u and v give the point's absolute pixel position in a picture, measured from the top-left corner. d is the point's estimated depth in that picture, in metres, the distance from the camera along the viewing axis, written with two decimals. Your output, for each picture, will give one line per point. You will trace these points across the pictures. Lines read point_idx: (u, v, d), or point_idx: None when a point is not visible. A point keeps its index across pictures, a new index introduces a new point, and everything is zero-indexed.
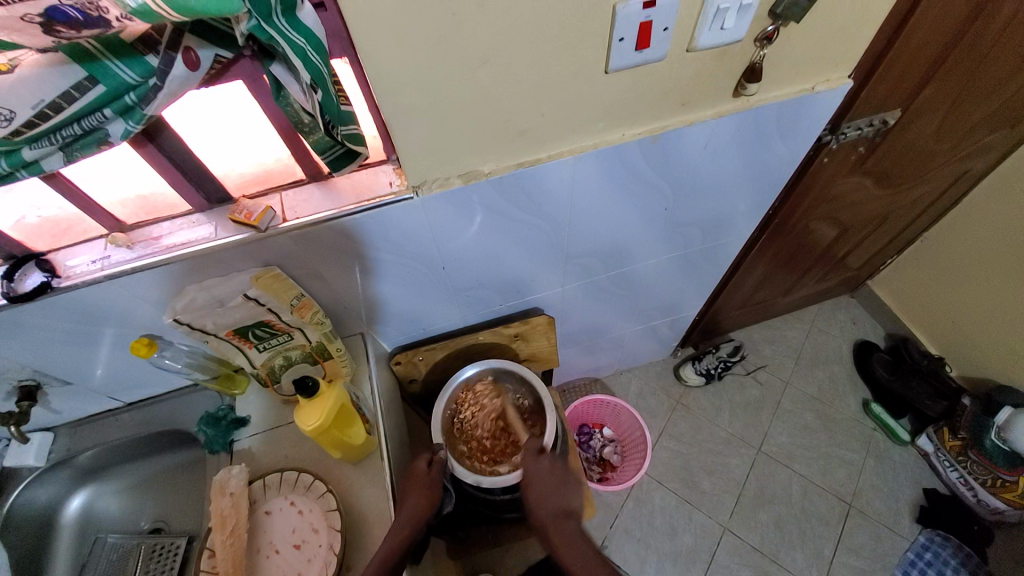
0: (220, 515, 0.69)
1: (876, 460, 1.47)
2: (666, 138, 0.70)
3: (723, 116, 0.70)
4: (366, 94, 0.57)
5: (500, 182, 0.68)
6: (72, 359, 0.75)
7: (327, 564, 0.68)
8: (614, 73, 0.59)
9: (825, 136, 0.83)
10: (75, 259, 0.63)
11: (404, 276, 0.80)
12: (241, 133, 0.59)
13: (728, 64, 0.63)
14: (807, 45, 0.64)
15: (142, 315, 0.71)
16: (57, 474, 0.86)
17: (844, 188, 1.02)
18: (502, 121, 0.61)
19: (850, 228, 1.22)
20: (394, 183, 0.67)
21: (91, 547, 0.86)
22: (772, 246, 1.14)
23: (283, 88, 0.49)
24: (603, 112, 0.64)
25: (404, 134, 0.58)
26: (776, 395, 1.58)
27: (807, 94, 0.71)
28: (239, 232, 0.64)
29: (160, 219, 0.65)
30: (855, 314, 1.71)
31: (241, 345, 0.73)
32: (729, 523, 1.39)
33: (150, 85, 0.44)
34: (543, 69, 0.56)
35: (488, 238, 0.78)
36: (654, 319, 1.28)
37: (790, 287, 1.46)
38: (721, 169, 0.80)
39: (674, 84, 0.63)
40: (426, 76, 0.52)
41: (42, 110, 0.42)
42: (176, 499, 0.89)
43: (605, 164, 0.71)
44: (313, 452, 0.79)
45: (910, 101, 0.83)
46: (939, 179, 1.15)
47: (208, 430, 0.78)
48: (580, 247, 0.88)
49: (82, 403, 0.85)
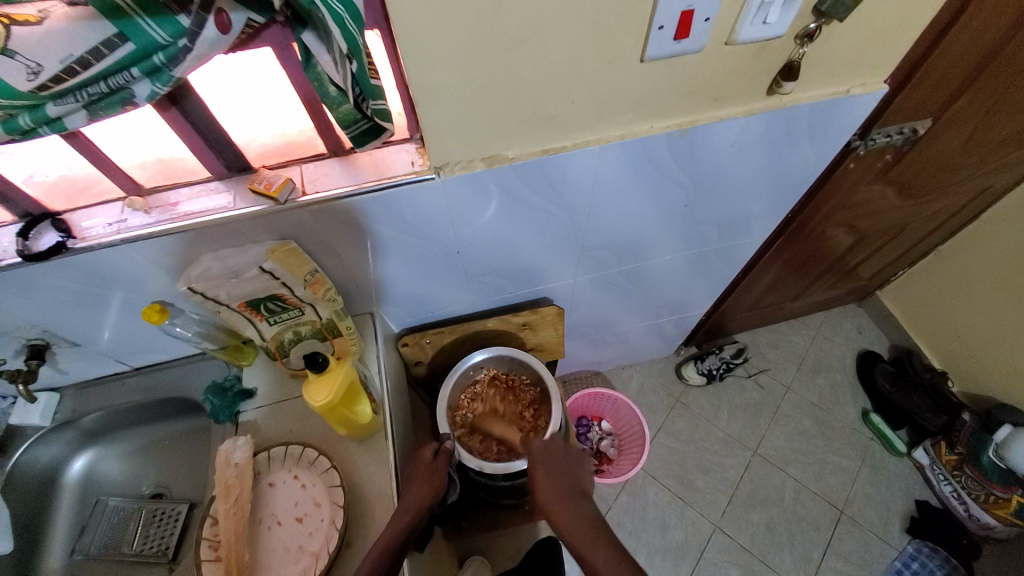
0: (224, 485, 0.69)
1: (870, 469, 1.47)
2: (694, 133, 0.69)
3: (754, 114, 0.68)
4: (396, 70, 0.56)
5: (523, 168, 0.67)
6: (83, 320, 0.75)
7: (329, 539, 0.69)
8: (649, 63, 0.58)
9: (854, 141, 0.82)
10: (91, 220, 0.63)
11: (418, 257, 0.80)
12: (265, 101, 0.58)
13: (765, 60, 0.62)
14: (847, 46, 0.63)
15: (155, 281, 0.71)
16: (62, 435, 0.86)
17: (865, 196, 1.01)
18: (531, 105, 0.60)
19: (866, 237, 1.21)
20: (415, 162, 0.66)
21: (92, 509, 0.87)
22: (787, 250, 1.13)
23: (312, 57, 0.47)
24: (633, 102, 0.63)
25: (431, 113, 0.57)
26: (776, 399, 1.58)
27: (841, 96, 0.69)
28: (257, 203, 0.63)
29: (178, 184, 0.64)
30: (860, 323, 1.70)
31: (252, 317, 0.73)
32: (720, 522, 1.40)
33: (179, 46, 0.43)
34: (579, 53, 0.54)
35: (504, 225, 0.77)
36: (661, 316, 1.28)
37: (799, 292, 1.45)
38: (746, 169, 0.79)
39: (707, 78, 0.62)
40: (459, 54, 0.51)
41: (70, 66, 0.41)
42: (179, 466, 0.89)
43: (630, 156, 0.70)
44: (319, 427, 0.79)
45: (942, 111, 0.81)
46: (961, 193, 1.14)
47: (215, 400, 0.78)
48: (596, 238, 0.87)
49: (90, 365, 0.85)
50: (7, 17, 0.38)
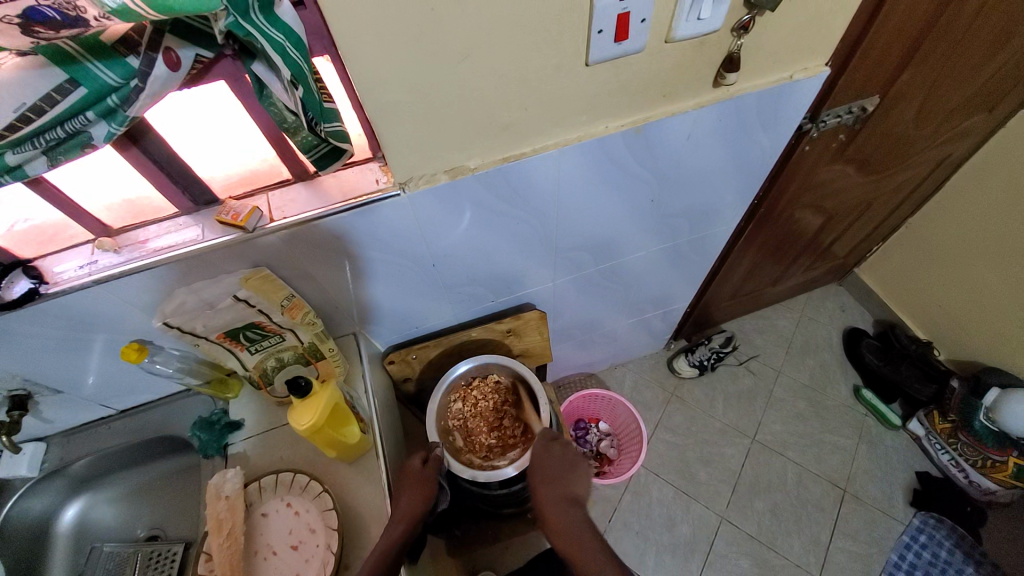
0: (216, 519, 0.68)
1: (868, 445, 1.49)
2: (649, 129, 0.71)
3: (705, 106, 0.71)
4: (349, 92, 0.58)
5: (486, 177, 0.69)
6: (63, 366, 0.75)
7: (325, 564, 0.68)
8: (595, 66, 0.60)
9: (806, 124, 0.84)
10: (63, 265, 0.63)
11: (394, 274, 0.80)
12: (227, 134, 0.60)
13: (706, 54, 0.64)
14: (784, 35, 0.66)
15: (132, 320, 0.71)
16: (50, 484, 0.85)
17: (827, 175, 1.04)
18: (486, 115, 0.61)
19: (835, 216, 1.24)
20: (380, 180, 0.67)
21: (88, 556, 0.84)
22: (760, 236, 1.15)
23: (266, 87, 0.49)
24: (585, 104, 0.65)
25: (388, 131, 0.59)
26: (769, 385, 1.59)
27: (785, 82, 0.72)
28: (227, 233, 0.64)
29: (147, 222, 0.65)
30: (843, 302, 1.73)
31: (232, 348, 0.73)
32: (726, 512, 1.40)
33: (132, 86, 0.44)
34: (525, 62, 0.56)
35: (477, 234, 0.78)
36: (646, 311, 1.29)
37: (779, 276, 1.47)
38: (706, 159, 0.81)
39: (654, 76, 0.64)
40: (407, 72, 0.53)
41: (24, 114, 0.42)
42: (173, 505, 0.88)
43: (590, 156, 0.72)
44: (309, 452, 0.79)
45: (887, 87, 0.84)
46: (920, 165, 1.17)
47: (202, 434, 0.78)
48: (569, 240, 0.88)
49: (75, 412, 0.85)
50: None
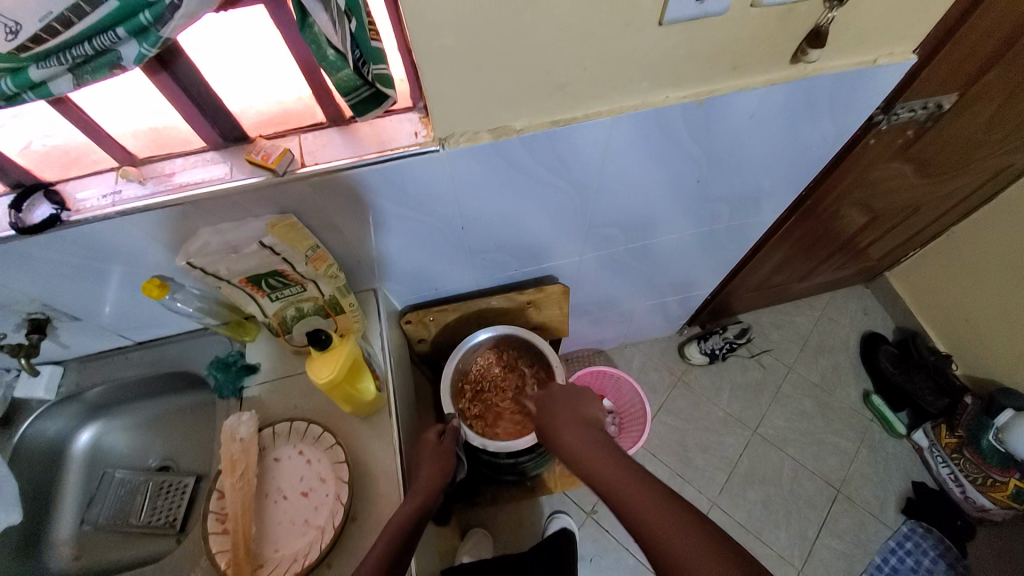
0: (230, 459, 0.69)
1: (869, 449, 1.48)
2: (711, 104, 0.66)
3: (774, 85, 0.65)
4: (398, 32, 0.53)
5: (531, 140, 0.64)
6: (82, 294, 0.74)
7: (334, 513, 0.69)
8: (667, 27, 0.54)
9: (876, 116, 0.78)
10: (85, 192, 0.61)
11: (420, 233, 0.77)
12: (262, 65, 0.56)
13: (790, 26, 0.58)
14: (878, 14, 0.59)
15: (153, 255, 0.69)
16: (66, 408, 0.86)
17: (882, 173, 0.97)
18: (541, 72, 0.57)
19: (879, 217, 1.18)
20: (419, 133, 0.63)
21: (100, 481, 0.87)
22: (797, 230, 1.10)
23: (309, 16, 0.44)
24: (648, 70, 0.60)
25: (436, 79, 0.54)
26: (778, 380, 1.58)
27: (867, 67, 0.66)
28: (255, 174, 0.61)
29: (173, 154, 0.62)
30: (866, 305, 1.69)
31: (252, 293, 0.72)
32: (718, 498, 1.42)
33: (166, 4, 0.40)
34: (594, 16, 0.51)
35: (510, 199, 0.75)
36: (666, 295, 1.26)
37: (807, 273, 1.43)
38: (762, 143, 0.76)
39: (728, 44, 0.59)
40: (466, 15, 0.48)
41: (51, 24, 0.39)
42: (184, 440, 0.90)
43: (643, 129, 0.67)
44: (323, 403, 0.79)
45: (969, 85, 0.77)
46: (977, 173, 1.10)
47: (218, 374, 0.78)
48: (605, 214, 0.84)
49: (92, 339, 0.84)
50: None
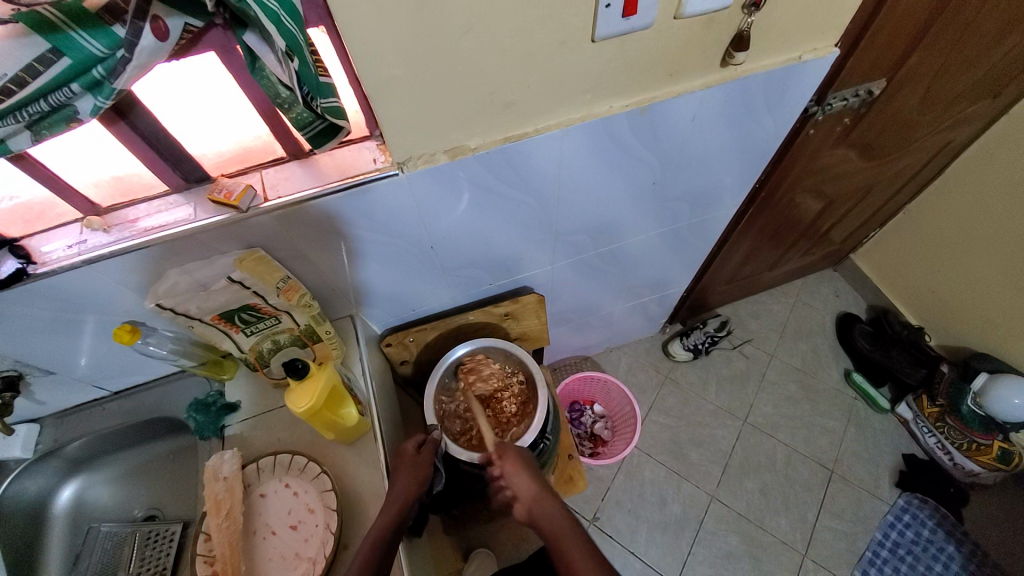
0: (214, 499, 0.69)
1: (857, 427, 1.52)
2: (654, 110, 0.69)
3: (711, 87, 0.69)
4: (346, 67, 0.56)
5: (487, 157, 0.67)
6: (54, 347, 0.74)
7: (325, 543, 0.69)
8: (601, 42, 0.58)
9: (812, 107, 0.83)
10: (50, 244, 0.61)
11: (390, 257, 0.79)
12: (218, 108, 0.57)
13: (715, 32, 0.62)
14: (794, 15, 0.64)
15: (124, 301, 0.70)
16: (45, 465, 0.85)
17: (829, 160, 1.03)
18: (488, 92, 0.60)
19: (835, 201, 1.24)
20: (378, 159, 0.65)
21: (86, 536, 0.84)
22: (759, 220, 1.14)
23: (258, 59, 0.46)
24: (590, 83, 0.63)
25: (387, 108, 0.57)
26: (762, 368, 1.61)
27: (794, 63, 0.71)
28: (220, 213, 0.62)
29: (136, 200, 0.63)
30: (837, 287, 1.74)
31: (227, 330, 0.72)
32: (716, 491, 1.43)
33: (118, 58, 0.42)
34: (530, 37, 0.54)
35: (474, 216, 0.77)
36: (643, 295, 1.29)
37: (776, 261, 1.47)
38: (709, 142, 0.80)
39: (661, 53, 0.63)
40: (408, 45, 0.51)
41: (5, 86, 0.40)
42: (170, 486, 0.88)
43: (594, 137, 0.70)
44: (307, 434, 0.79)
45: (894, 71, 0.83)
46: (919, 152, 1.17)
47: (198, 416, 0.77)
48: (570, 222, 0.87)
49: (68, 393, 0.84)
50: None
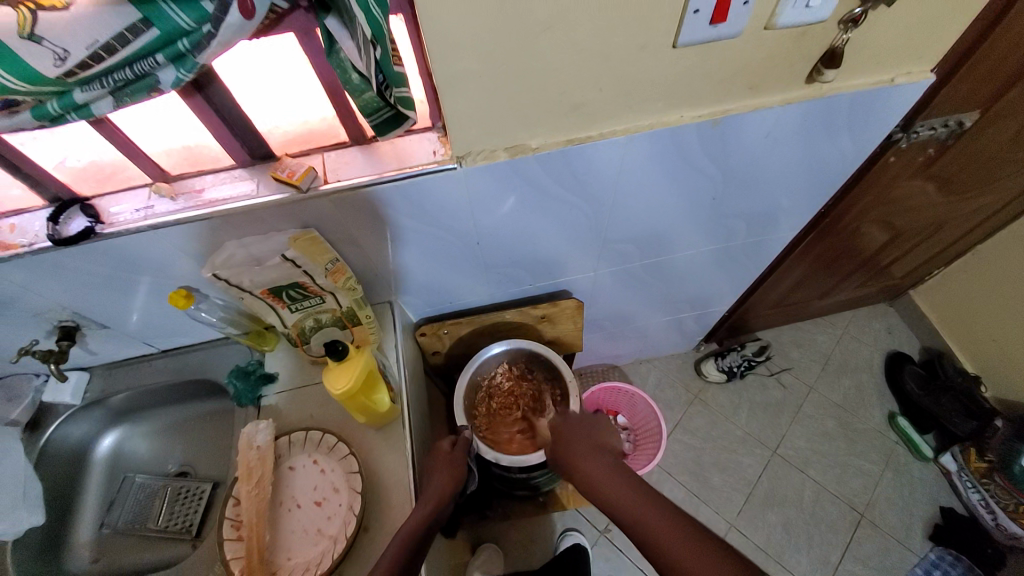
0: (247, 466, 0.71)
1: (895, 473, 1.43)
2: (726, 123, 0.66)
3: (791, 104, 0.66)
4: (419, 56, 0.55)
5: (547, 158, 0.65)
6: (111, 303, 0.77)
7: (346, 525, 0.70)
8: (682, 49, 0.56)
9: (895, 134, 0.77)
10: (119, 206, 0.64)
11: (438, 248, 0.79)
12: (289, 87, 0.58)
13: (804, 46, 0.59)
14: (891, 36, 0.60)
15: (181, 266, 0.72)
16: (90, 413, 0.89)
17: (904, 191, 0.96)
18: (557, 94, 0.58)
19: (903, 234, 1.16)
20: (437, 151, 0.64)
21: (120, 485, 0.90)
22: (816, 247, 1.09)
23: (336, 44, 0.47)
24: (664, 90, 0.61)
25: (456, 102, 0.56)
26: (798, 399, 1.54)
27: (885, 86, 0.66)
28: (281, 191, 0.63)
29: (203, 171, 0.65)
30: (890, 323, 1.65)
31: (274, 304, 0.73)
32: (736, 520, 1.38)
33: (203, 32, 0.42)
34: (610, 39, 0.53)
35: (526, 215, 0.76)
36: (683, 310, 1.25)
37: (828, 290, 1.40)
38: (779, 160, 0.76)
39: (742, 65, 0.60)
40: (485, 40, 0.50)
41: (96, 52, 0.41)
42: (203, 447, 0.92)
43: (658, 147, 0.68)
44: (338, 414, 0.80)
45: (992, 103, 0.76)
46: (1003, 191, 1.08)
47: (238, 383, 0.80)
48: (620, 231, 0.85)
49: (119, 347, 0.87)
50: (32, 2, 0.37)
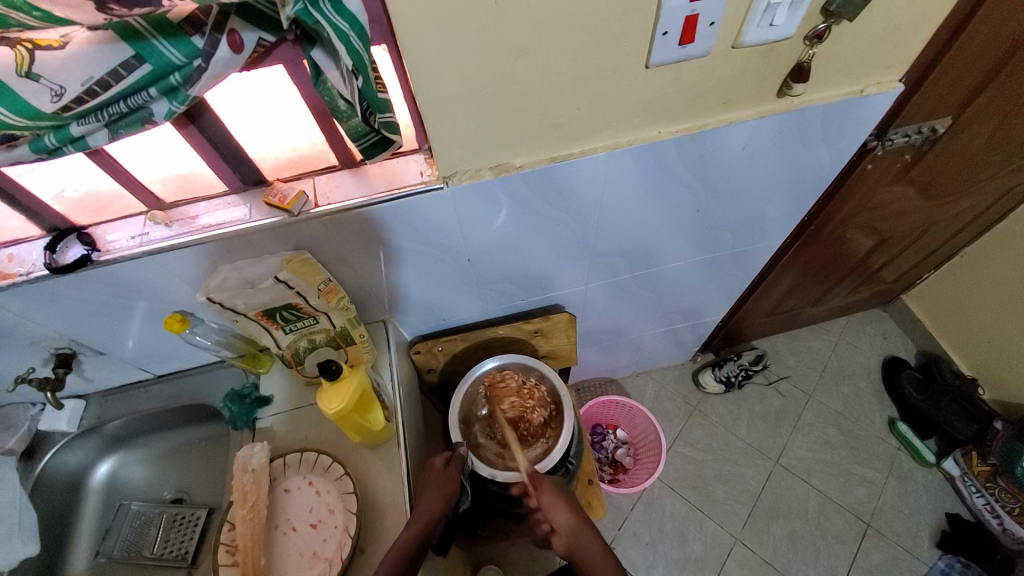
0: (242, 490, 0.71)
1: (898, 479, 1.42)
2: (703, 137, 0.68)
3: (765, 117, 0.68)
4: (403, 82, 0.57)
5: (531, 176, 0.67)
6: (108, 329, 0.78)
7: (342, 546, 0.69)
8: (655, 68, 0.58)
9: (870, 141, 0.80)
10: (115, 234, 0.65)
11: (428, 266, 0.80)
12: (279, 115, 0.60)
13: (773, 61, 0.61)
14: (857, 49, 0.63)
15: (176, 291, 0.73)
16: (86, 441, 0.88)
17: (886, 197, 0.98)
18: (537, 114, 0.60)
19: (889, 239, 1.17)
20: (424, 172, 0.66)
21: (115, 513, 0.89)
22: (804, 255, 1.10)
23: (322, 74, 0.48)
24: (640, 108, 0.63)
25: (439, 124, 0.58)
26: (798, 407, 1.54)
27: (855, 96, 0.69)
28: (273, 215, 0.65)
29: (197, 198, 0.67)
30: (885, 328, 1.65)
31: (268, 326, 0.74)
32: (741, 533, 1.36)
33: (195, 66, 0.45)
34: (585, 60, 0.55)
35: (514, 231, 0.77)
36: (676, 321, 1.26)
37: (821, 297, 1.41)
38: (758, 171, 0.78)
39: (714, 82, 0.62)
40: (463, 66, 0.52)
41: (91, 87, 0.43)
42: (199, 472, 0.92)
43: (639, 162, 0.70)
44: (333, 434, 0.80)
45: (961, 110, 0.79)
46: (983, 194, 1.10)
47: (233, 407, 0.81)
48: (607, 244, 0.86)
49: (115, 373, 0.88)
50: (30, 42, 0.39)
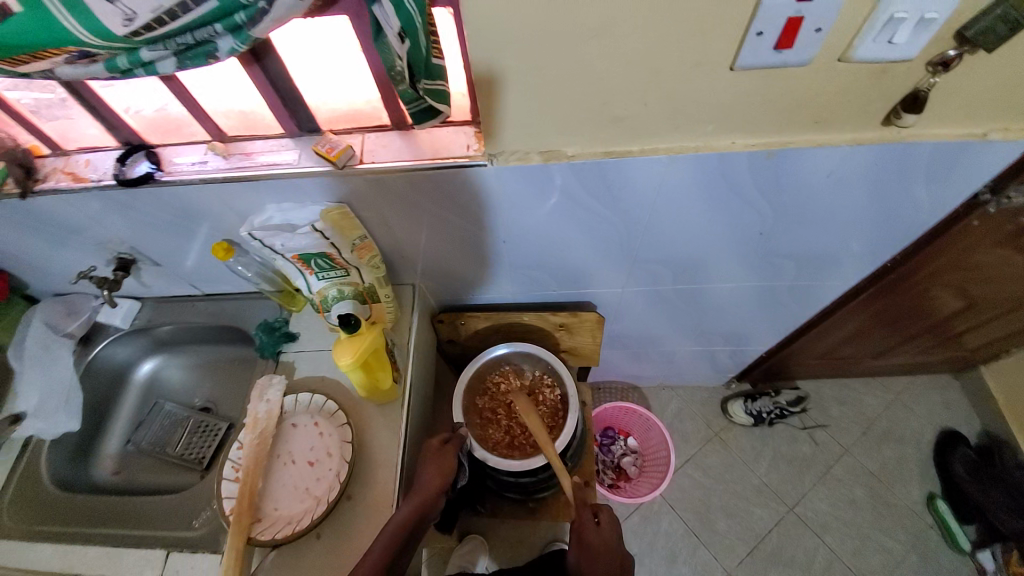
0: (254, 416, 0.76)
1: (923, 559, 1.30)
2: (783, 156, 0.61)
3: (860, 145, 0.60)
4: (462, 48, 0.55)
5: (580, 168, 0.63)
6: (164, 244, 0.84)
7: (332, 488, 0.73)
8: (740, 72, 0.52)
9: (983, 195, 0.69)
10: (180, 158, 0.69)
11: (464, 240, 0.79)
12: (338, 64, 0.60)
13: (884, 85, 0.54)
14: (989, 85, 0.54)
15: (225, 220, 0.77)
16: (135, 339, 0.97)
17: (986, 259, 0.86)
18: (599, 103, 0.56)
19: (980, 304, 1.04)
20: (471, 146, 0.64)
21: (150, 409, 0.99)
22: (875, 305, 0.98)
23: (382, 32, 0.47)
24: (715, 113, 0.57)
25: (494, 98, 0.56)
26: (828, 459, 1.43)
27: (974, 140, 0.59)
28: (320, 164, 0.65)
29: (255, 135, 0.69)
30: (951, 398, 1.48)
31: (302, 269, 0.75)
32: (733, 570, 1.31)
33: (258, 7, 0.45)
34: (662, 53, 0.50)
35: (556, 221, 0.74)
36: (715, 343, 1.18)
37: (883, 351, 1.28)
38: (839, 203, 0.69)
39: (807, 97, 0.55)
40: (528, 40, 0.49)
41: (160, 16, 0.43)
42: (226, 389, 0.99)
43: (700, 171, 0.64)
44: (345, 383, 0.83)
45: None
46: None
47: (263, 335, 0.85)
48: (652, 251, 0.81)
49: (168, 284, 0.95)
50: None
